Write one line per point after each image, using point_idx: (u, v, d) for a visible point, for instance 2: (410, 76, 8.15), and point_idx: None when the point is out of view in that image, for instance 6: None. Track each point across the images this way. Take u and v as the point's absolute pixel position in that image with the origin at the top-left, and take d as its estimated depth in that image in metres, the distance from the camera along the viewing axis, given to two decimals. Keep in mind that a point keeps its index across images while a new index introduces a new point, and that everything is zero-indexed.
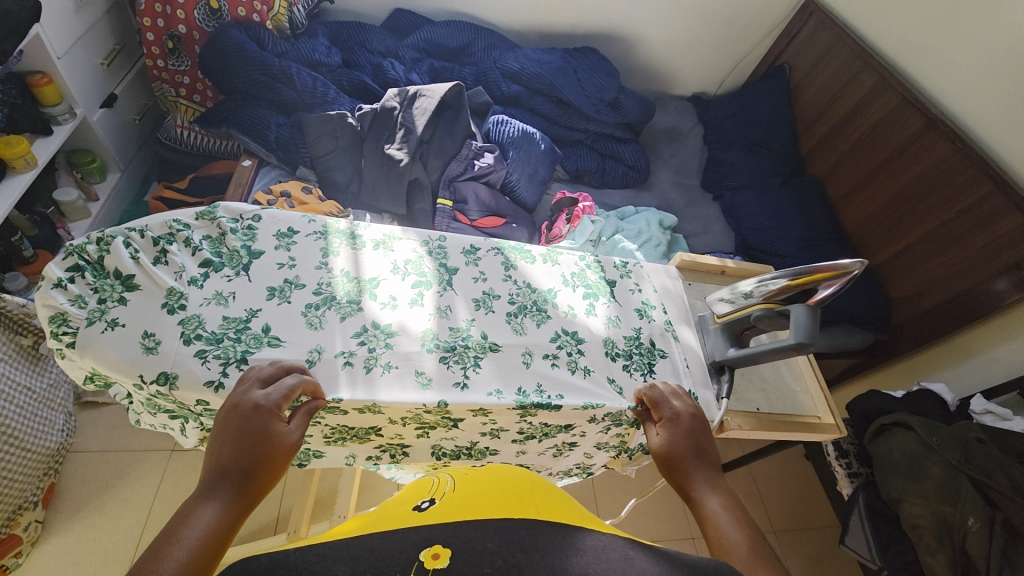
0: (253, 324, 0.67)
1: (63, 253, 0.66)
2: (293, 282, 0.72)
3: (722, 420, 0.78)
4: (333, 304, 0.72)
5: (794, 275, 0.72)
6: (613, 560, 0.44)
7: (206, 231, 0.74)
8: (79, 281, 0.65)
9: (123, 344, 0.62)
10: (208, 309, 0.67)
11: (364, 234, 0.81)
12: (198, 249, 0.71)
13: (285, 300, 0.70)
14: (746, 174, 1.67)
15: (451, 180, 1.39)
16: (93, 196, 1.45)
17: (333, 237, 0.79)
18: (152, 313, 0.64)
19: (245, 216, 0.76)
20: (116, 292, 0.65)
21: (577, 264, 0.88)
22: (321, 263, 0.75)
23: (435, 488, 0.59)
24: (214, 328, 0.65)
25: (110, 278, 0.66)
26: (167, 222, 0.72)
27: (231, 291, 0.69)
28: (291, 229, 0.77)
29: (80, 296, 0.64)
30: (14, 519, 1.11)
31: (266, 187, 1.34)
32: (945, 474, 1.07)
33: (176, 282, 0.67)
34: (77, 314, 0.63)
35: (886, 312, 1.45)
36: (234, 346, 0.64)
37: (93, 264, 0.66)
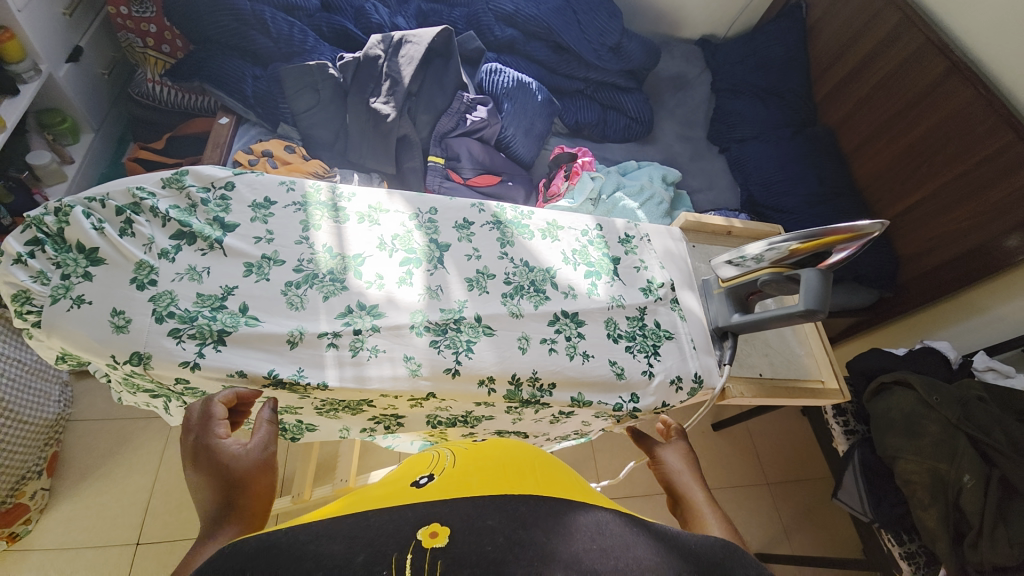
0: (229, 303, 0.63)
1: (21, 226, 0.62)
2: (272, 258, 0.68)
3: (723, 388, 0.76)
4: (315, 282, 0.68)
5: (805, 239, 0.68)
6: (612, 535, 0.42)
7: (174, 201, 0.69)
8: (40, 256, 0.61)
9: (91, 323, 0.58)
10: (180, 285, 0.63)
11: (348, 207, 0.75)
12: (166, 220, 0.66)
13: (263, 277, 0.66)
14: (755, 124, 1.57)
15: (441, 137, 1.31)
16: (68, 158, 1.38)
17: (314, 209, 0.74)
18: (119, 289, 0.60)
19: (217, 183, 0.71)
20: (80, 268, 0.61)
21: (579, 239, 0.83)
22: (301, 237, 0.71)
23: (434, 463, 0.57)
24: (187, 305, 0.62)
25: (72, 251, 0.62)
26: (130, 190, 0.66)
27: (205, 266, 0.65)
28: (267, 200, 0.72)
29: (43, 272, 0.60)
30: (18, 489, 1.12)
31: (246, 147, 1.26)
32: (943, 432, 1.07)
33: (146, 255, 0.63)
34: (41, 292, 0.59)
35: (893, 270, 1.41)
36: (209, 325, 0.61)
37: (54, 236, 0.62)
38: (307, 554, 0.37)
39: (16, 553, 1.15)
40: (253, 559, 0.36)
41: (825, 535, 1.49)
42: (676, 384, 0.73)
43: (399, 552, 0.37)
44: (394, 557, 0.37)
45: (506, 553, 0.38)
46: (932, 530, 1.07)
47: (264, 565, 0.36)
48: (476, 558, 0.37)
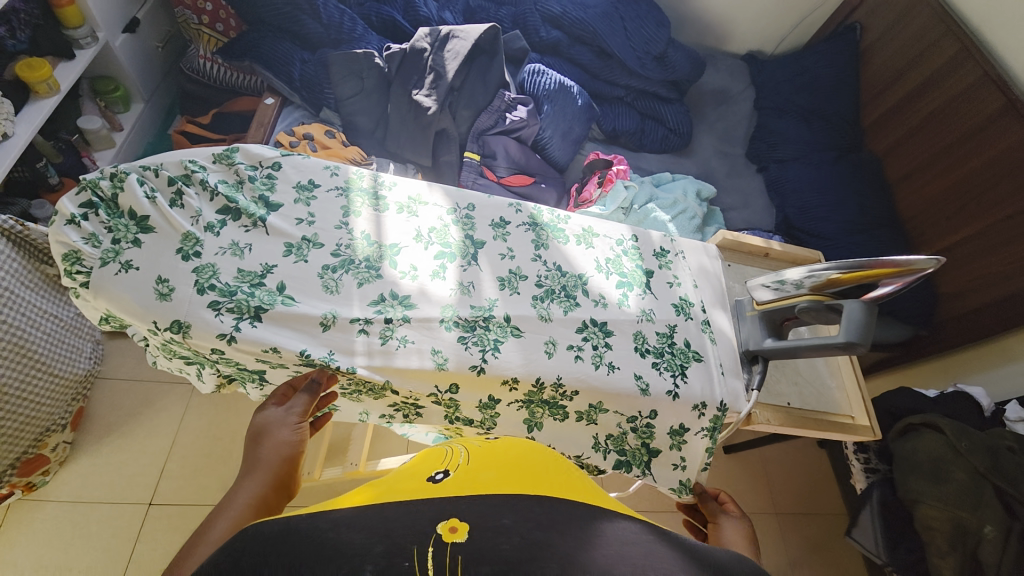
0: (268, 280, 0.64)
1: (78, 188, 0.64)
2: (311, 240, 0.69)
3: (749, 412, 0.75)
4: (351, 268, 0.68)
5: (847, 269, 0.67)
6: (633, 544, 0.41)
7: (222, 176, 0.71)
8: (93, 219, 0.63)
9: (136, 288, 0.59)
10: (222, 259, 0.64)
11: (388, 196, 0.76)
12: (214, 194, 0.68)
13: (302, 259, 0.67)
14: (797, 145, 1.53)
15: (479, 133, 1.31)
16: (118, 125, 1.43)
17: (355, 195, 0.74)
18: (165, 258, 0.62)
19: (264, 163, 0.73)
20: (130, 234, 0.62)
21: (614, 248, 0.82)
22: (341, 222, 0.71)
23: (449, 459, 0.55)
24: (228, 279, 0.63)
25: (124, 217, 0.64)
26: (183, 162, 0.68)
27: (247, 242, 0.66)
28: (312, 182, 0.73)
29: (94, 234, 0.62)
30: (42, 440, 1.16)
31: (288, 128, 1.28)
32: (969, 480, 1.03)
33: (193, 226, 0.65)
34: (91, 254, 0.61)
35: (931, 307, 1.36)
36: (247, 300, 0.62)
37: (108, 201, 0.64)
38: (327, 541, 0.36)
39: (35, 501, 1.19)
40: (275, 543, 0.36)
41: (833, 571, 1.44)
42: (699, 408, 0.72)
43: (420, 544, 0.37)
44: (415, 549, 0.36)
45: (523, 554, 0.37)
46: None
47: (285, 550, 0.35)
48: (494, 557, 0.37)
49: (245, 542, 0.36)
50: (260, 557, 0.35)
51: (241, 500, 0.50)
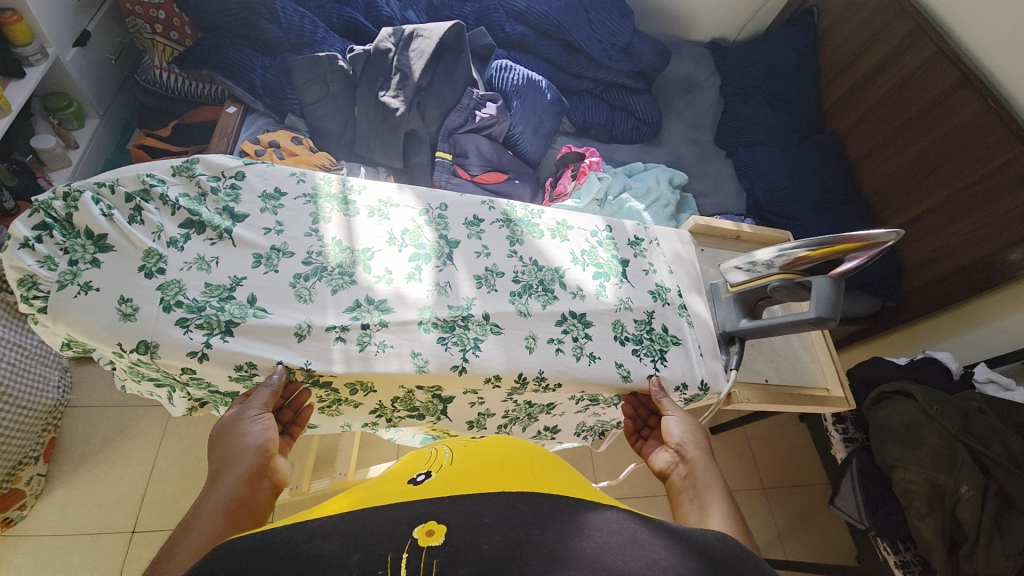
0: (237, 293, 0.63)
1: (29, 210, 0.61)
2: (281, 250, 0.67)
3: (729, 392, 0.77)
4: (324, 275, 0.67)
5: (815, 246, 0.69)
6: (617, 532, 0.41)
7: (184, 189, 0.69)
8: (48, 241, 0.60)
9: (98, 310, 0.57)
10: (188, 274, 0.62)
11: (358, 200, 0.75)
12: (175, 208, 0.66)
13: (272, 269, 0.66)
14: (763, 129, 1.57)
15: (450, 132, 1.31)
16: (73, 143, 1.37)
17: (324, 201, 0.73)
18: (127, 277, 0.60)
19: (227, 172, 0.71)
20: (88, 253, 0.60)
21: (589, 240, 0.83)
22: (311, 229, 0.70)
23: (432, 460, 0.54)
24: (195, 295, 0.61)
25: (81, 237, 0.61)
26: (140, 176, 0.66)
27: (213, 255, 0.64)
28: (278, 190, 0.72)
29: (49, 257, 0.59)
30: (15, 474, 1.11)
31: (252, 137, 1.25)
32: (943, 442, 1.08)
33: (155, 243, 0.63)
34: (48, 277, 0.58)
35: (897, 279, 1.41)
36: (217, 315, 0.60)
37: (62, 222, 0.62)
38: (300, 553, 0.36)
39: (13, 537, 1.15)
40: (245, 559, 0.35)
41: (820, 540, 1.49)
42: (681, 391, 0.73)
43: (394, 552, 0.36)
44: (389, 558, 0.36)
45: (504, 553, 0.37)
46: (929, 540, 1.07)
47: (256, 564, 0.35)
48: (475, 558, 0.36)
49: (215, 559, 0.36)
50: (231, 569, 0.35)
51: (211, 504, 0.50)
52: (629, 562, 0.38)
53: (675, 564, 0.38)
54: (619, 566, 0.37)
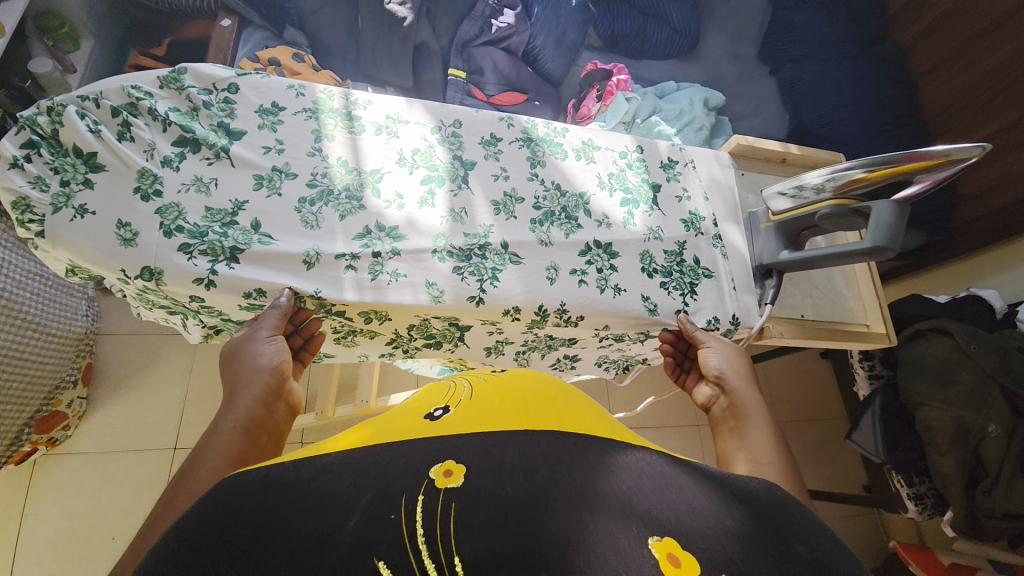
0: (240, 218, 0.59)
1: (14, 127, 0.57)
2: (283, 171, 0.63)
3: (762, 327, 0.72)
4: (330, 199, 0.63)
5: (873, 166, 0.60)
6: (648, 475, 0.39)
7: (174, 103, 0.63)
8: (37, 161, 0.56)
9: (96, 234, 0.55)
10: (187, 197, 0.59)
11: (363, 116, 0.68)
12: (166, 123, 0.61)
13: (275, 192, 0.62)
14: (816, 40, 1.37)
15: (463, 46, 1.19)
16: (71, 67, 1.26)
17: (326, 116, 0.67)
18: (123, 199, 0.56)
19: (219, 85, 0.65)
20: (79, 174, 0.56)
21: (616, 162, 0.76)
22: (314, 149, 0.65)
23: (450, 394, 0.53)
24: (196, 219, 0.58)
25: (70, 156, 0.57)
26: (124, 89, 0.60)
27: (212, 176, 0.60)
28: (276, 105, 0.66)
29: (40, 177, 0.56)
30: (55, 397, 1.17)
31: (251, 53, 1.14)
32: (976, 381, 1.03)
33: (148, 162, 0.59)
34: (40, 199, 0.55)
35: (948, 211, 1.30)
36: (221, 241, 0.57)
37: (49, 139, 0.57)
38: (309, 494, 0.35)
39: (58, 456, 1.23)
40: (250, 497, 0.34)
41: (830, 471, 1.52)
42: (711, 325, 0.69)
43: (409, 492, 0.34)
44: (404, 497, 0.34)
45: (526, 496, 0.35)
46: (946, 475, 1.06)
47: (262, 504, 0.34)
48: (497, 499, 0.34)
49: (218, 495, 0.35)
50: (234, 509, 0.33)
51: (229, 424, 0.49)
52: (663, 510, 0.36)
53: (713, 513, 0.36)
54: (654, 513, 0.35)
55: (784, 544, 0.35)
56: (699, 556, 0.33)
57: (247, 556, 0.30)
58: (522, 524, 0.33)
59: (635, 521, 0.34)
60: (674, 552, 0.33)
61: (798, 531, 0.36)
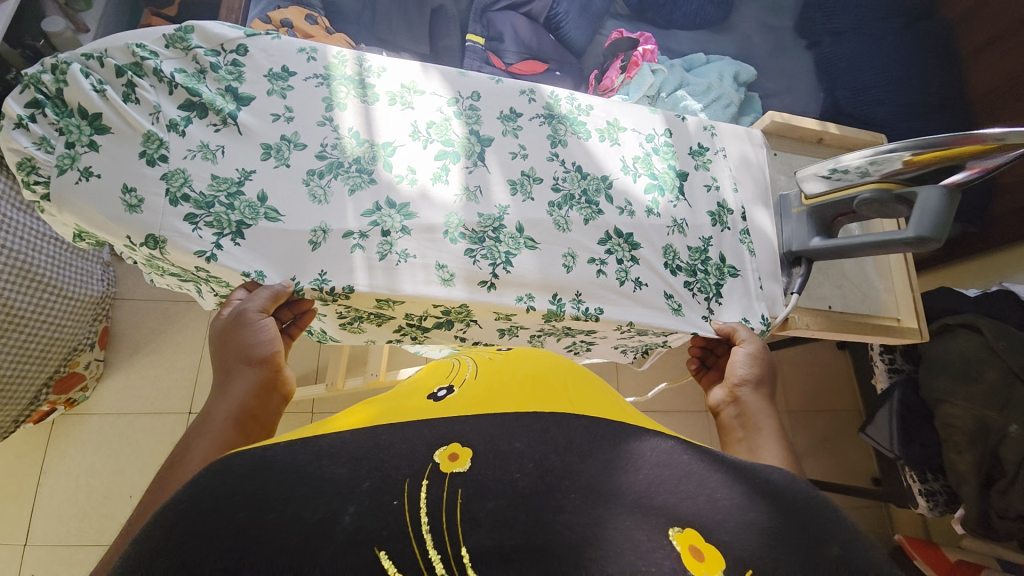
0: (247, 189, 0.58)
1: (18, 86, 0.55)
2: (292, 140, 0.61)
3: (786, 317, 0.69)
4: (340, 172, 0.61)
5: (921, 149, 0.57)
6: (667, 466, 0.37)
7: (179, 64, 0.61)
8: (42, 121, 0.55)
9: (101, 199, 0.54)
10: (193, 163, 0.57)
11: (377, 85, 0.66)
12: (172, 86, 0.59)
13: (283, 162, 0.60)
14: (857, 13, 1.28)
15: (482, 11, 1.14)
16: (83, 26, 1.23)
17: (338, 83, 0.65)
18: (127, 163, 0.55)
19: (228, 46, 0.63)
20: (84, 135, 0.55)
21: (642, 145, 0.72)
22: (324, 118, 0.63)
23: (455, 373, 0.51)
24: (202, 188, 0.57)
25: (75, 117, 0.56)
26: (129, 47, 0.59)
27: (218, 144, 0.59)
28: (286, 70, 0.64)
29: (45, 138, 0.54)
30: (73, 359, 1.19)
31: (263, 14, 1.10)
32: (1001, 380, 0.99)
33: (154, 125, 0.57)
34: (46, 161, 0.54)
35: (985, 202, 1.23)
36: (227, 214, 0.56)
37: (54, 98, 0.56)
38: (306, 477, 0.33)
39: (78, 415, 1.26)
40: (246, 479, 0.33)
41: (839, 462, 1.50)
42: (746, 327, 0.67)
43: (413, 478, 0.34)
44: (407, 483, 0.33)
45: (536, 485, 0.34)
46: (961, 474, 1.04)
47: (256, 487, 0.33)
48: (504, 488, 0.34)
49: (214, 476, 0.34)
50: (229, 492, 0.33)
51: (221, 414, 0.48)
52: (682, 502, 0.35)
53: (738, 505, 0.35)
54: (672, 505, 0.34)
55: (816, 546, 0.33)
56: (723, 550, 0.32)
57: (243, 538, 0.30)
58: (531, 520, 0.32)
59: (652, 515, 0.33)
60: (696, 545, 0.32)
61: (826, 529, 0.34)
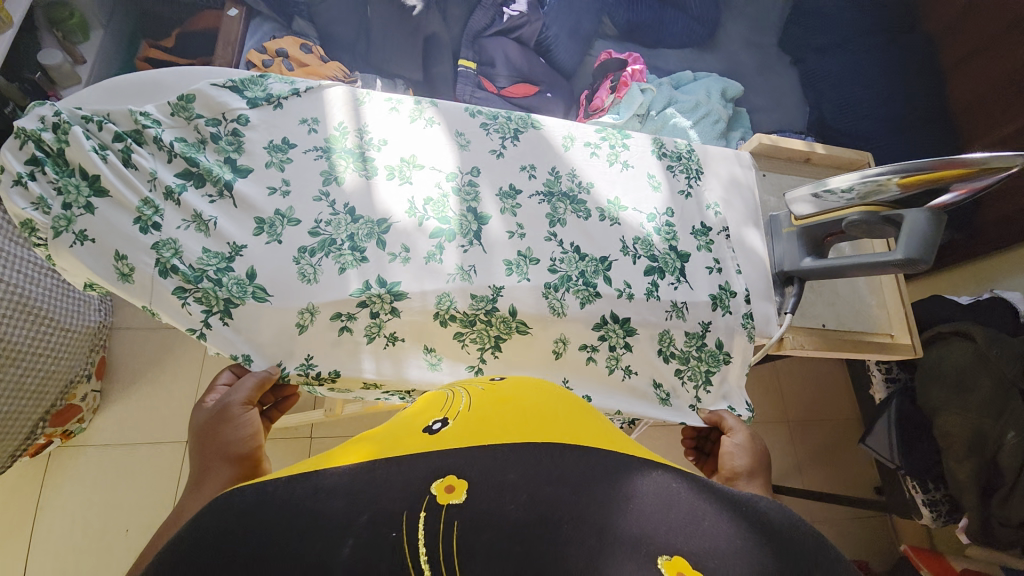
0: (237, 266, 0.61)
1: (17, 139, 0.59)
2: (285, 216, 0.64)
3: (781, 337, 0.72)
4: (331, 250, 0.64)
5: (909, 173, 0.58)
6: (673, 503, 0.36)
7: (181, 133, 0.66)
8: (41, 178, 0.59)
9: (96, 263, 0.58)
10: (186, 234, 0.61)
11: (377, 158, 0.70)
12: (171, 154, 0.63)
13: (274, 239, 0.63)
14: (840, 29, 1.31)
15: (474, 36, 1.17)
16: (80, 58, 1.25)
17: (338, 156, 0.69)
18: (121, 228, 0.59)
19: (229, 115, 0.67)
20: (82, 196, 0.59)
21: (643, 226, 0.73)
22: (320, 193, 0.66)
23: (448, 406, 0.46)
24: (191, 262, 0.60)
25: (75, 176, 0.59)
26: (132, 114, 0.63)
27: (212, 215, 0.62)
28: (286, 141, 0.68)
29: (42, 198, 0.58)
30: (70, 391, 1.18)
31: (260, 45, 1.12)
32: (997, 389, 1.00)
33: (152, 192, 0.61)
34: (43, 222, 0.57)
35: (972, 210, 1.26)
36: (215, 291, 0.60)
37: (54, 157, 0.59)
38: (305, 511, 0.33)
39: (75, 447, 1.25)
40: (246, 516, 0.33)
41: (842, 474, 1.50)
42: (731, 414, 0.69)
43: (411, 510, 0.33)
44: (405, 516, 0.33)
45: (530, 516, 0.34)
46: (962, 484, 1.04)
47: (259, 522, 0.33)
48: (499, 521, 0.33)
49: (213, 512, 0.34)
50: (230, 529, 0.32)
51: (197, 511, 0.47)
52: (674, 529, 0.35)
53: (728, 533, 0.35)
54: (664, 530, 0.34)
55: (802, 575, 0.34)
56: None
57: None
58: (528, 552, 0.32)
59: (644, 545, 0.33)
60: (684, 572, 0.32)
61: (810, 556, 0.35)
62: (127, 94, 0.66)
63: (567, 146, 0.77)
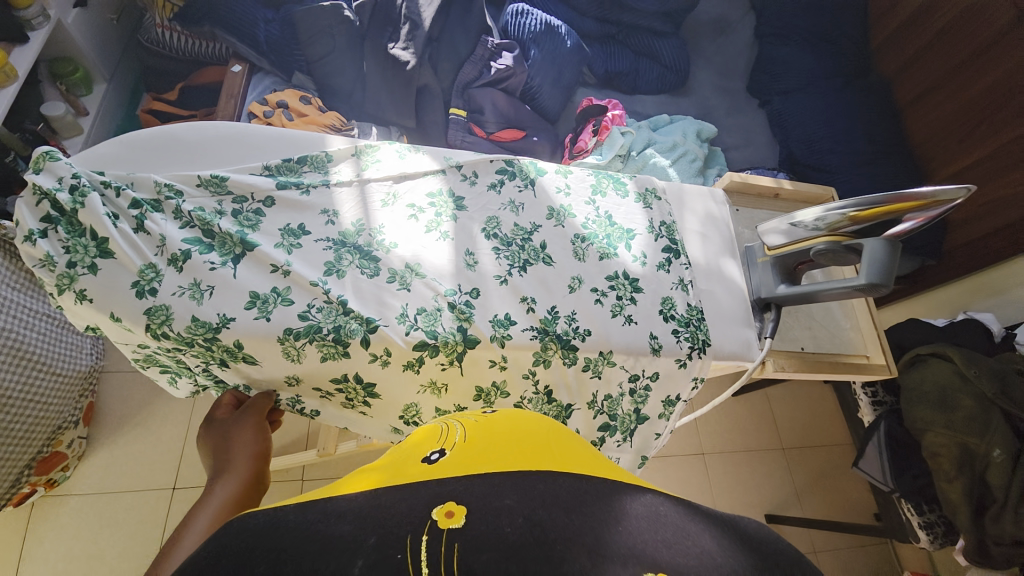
0: (223, 335, 0.62)
1: (35, 196, 0.63)
2: (280, 295, 0.65)
3: (762, 360, 0.75)
4: (315, 337, 0.64)
5: (864, 206, 0.64)
6: (662, 523, 0.38)
7: (201, 203, 0.69)
8: (52, 237, 0.62)
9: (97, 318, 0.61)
10: (178, 301, 0.62)
11: (383, 259, 0.71)
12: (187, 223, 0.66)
13: (264, 315, 0.63)
14: (801, 75, 1.42)
15: (464, 87, 1.25)
16: (83, 110, 1.30)
17: (345, 251, 0.70)
18: (120, 292, 0.61)
19: (257, 195, 0.71)
20: (88, 256, 0.62)
21: (621, 385, 0.73)
22: (320, 278, 0.67)
23: (444, 436, 0.48)
24: (180, 329, 0.61)
25: (85, 237, 0.62)
26: (156, 185, 0.67)
27: (209, 284, 0.63)
28: (302, 228, 0.71)
29: (49, 256, 0.61)
30: (56, 438, 1.16)
31: (260, 97, 1.18)
32: (978, 406, 1.03)
33: (157, 257, 0.63)
34: (48, 279, 0.61)
35: (938, 236, 1.33)
36: (206, 352, 0.63)
37: (67, 217, 0.63)
38: (313, 534, 0.34)
39: (57, 497, 1.21)
40: (259, 538, 0.34)
41: (840, 499, 1.50)
42: None
43: (414, 533, 0.35)
44: (409, 539, 0.35)
45: (525, 538, 0.35)
46: (954, 501, 1.04)
47: (270, 545, 0.34)
48: (498, 542, 0.35)
49: (226, 535, 0.35)
50: (246, 551, 0.33)
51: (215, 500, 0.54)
52: (663, 549, 0.36)
53: (709, 552, 0.36)
54: (653, 551, 0.35)
55: None
56: None
57: None
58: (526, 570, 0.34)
59: (636, 560, 0.35)
60: None
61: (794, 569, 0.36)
62: (145, 151, 0.73)
63: (573, 286, 0.74)
